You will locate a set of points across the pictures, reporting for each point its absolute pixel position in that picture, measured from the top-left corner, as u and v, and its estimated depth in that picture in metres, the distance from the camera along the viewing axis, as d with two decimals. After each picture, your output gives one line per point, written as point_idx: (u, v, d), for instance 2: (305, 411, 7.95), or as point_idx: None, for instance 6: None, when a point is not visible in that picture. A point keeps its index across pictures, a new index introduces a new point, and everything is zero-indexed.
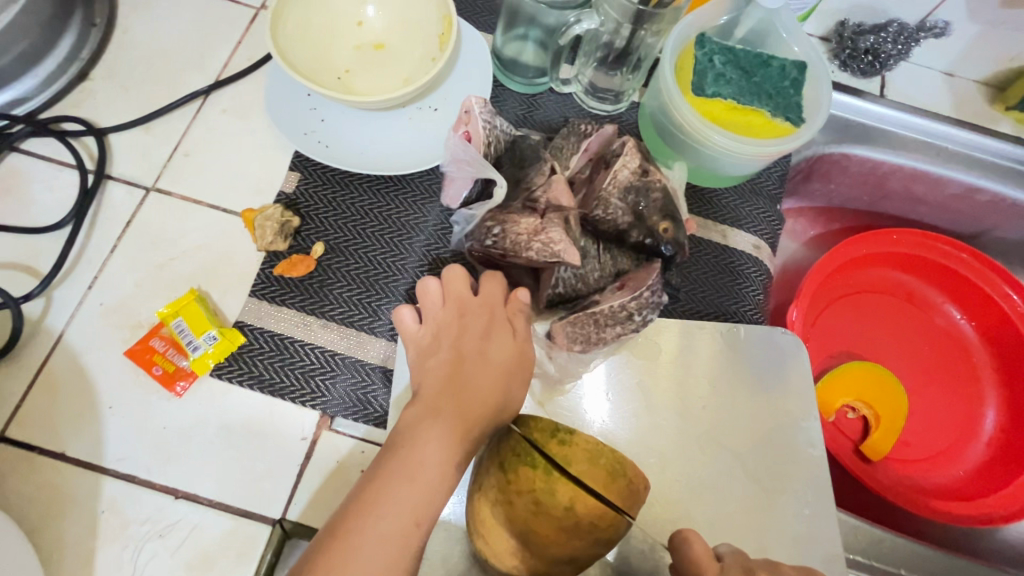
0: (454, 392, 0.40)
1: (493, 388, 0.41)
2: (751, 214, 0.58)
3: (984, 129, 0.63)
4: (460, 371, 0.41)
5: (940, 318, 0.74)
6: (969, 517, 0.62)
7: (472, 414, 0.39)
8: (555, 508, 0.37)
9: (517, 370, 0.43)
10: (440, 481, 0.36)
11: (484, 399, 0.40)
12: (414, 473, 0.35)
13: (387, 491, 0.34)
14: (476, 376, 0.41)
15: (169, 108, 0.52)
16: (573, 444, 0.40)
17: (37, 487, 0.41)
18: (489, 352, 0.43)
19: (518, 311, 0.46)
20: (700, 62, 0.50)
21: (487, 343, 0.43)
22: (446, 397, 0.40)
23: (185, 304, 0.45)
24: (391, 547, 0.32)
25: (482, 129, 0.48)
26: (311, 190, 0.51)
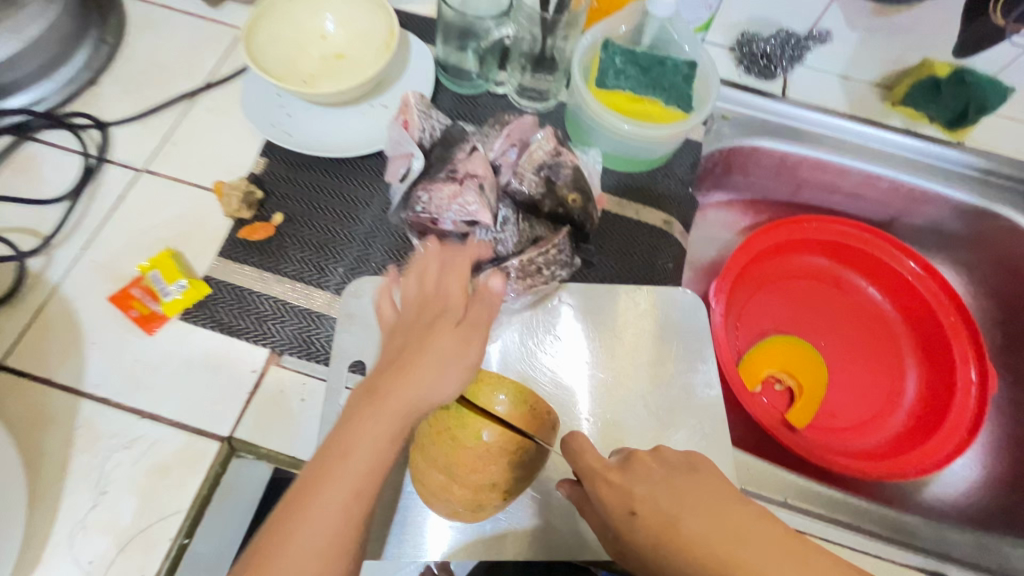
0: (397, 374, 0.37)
1: (438, 371, 0.37)
2: (665, 195, 0.65)
3: (876, 123, 0.71)
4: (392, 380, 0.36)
5: (862, 300, 0.79)
6: (893, 474, 0.64)
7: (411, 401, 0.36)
8: (468, 438, 0.44)
9: (463, 352, 0.38)
10: (379, 462, 0.35)
11: (428, 379, 0.36)
12: (348, 456, 0.35)
13: (325, 477, 0.35)
14: (415, 371, 0.36)
15: (163, 106, 0.62)
16: (479, 379, 0.47)
17: (27, 405, 0.48)
18: (425, 363, 0.37)
19: (482, 300, 0.41)
20: (603, 61, 0.59)
21: (433, 328, 0.38)
22: (384, 379, 0.37)
23: (162, 260, 0.54)
24: (333, 527, 0.34)
25: (418, 118, 0.56)
26: (276, 171, 0.60)
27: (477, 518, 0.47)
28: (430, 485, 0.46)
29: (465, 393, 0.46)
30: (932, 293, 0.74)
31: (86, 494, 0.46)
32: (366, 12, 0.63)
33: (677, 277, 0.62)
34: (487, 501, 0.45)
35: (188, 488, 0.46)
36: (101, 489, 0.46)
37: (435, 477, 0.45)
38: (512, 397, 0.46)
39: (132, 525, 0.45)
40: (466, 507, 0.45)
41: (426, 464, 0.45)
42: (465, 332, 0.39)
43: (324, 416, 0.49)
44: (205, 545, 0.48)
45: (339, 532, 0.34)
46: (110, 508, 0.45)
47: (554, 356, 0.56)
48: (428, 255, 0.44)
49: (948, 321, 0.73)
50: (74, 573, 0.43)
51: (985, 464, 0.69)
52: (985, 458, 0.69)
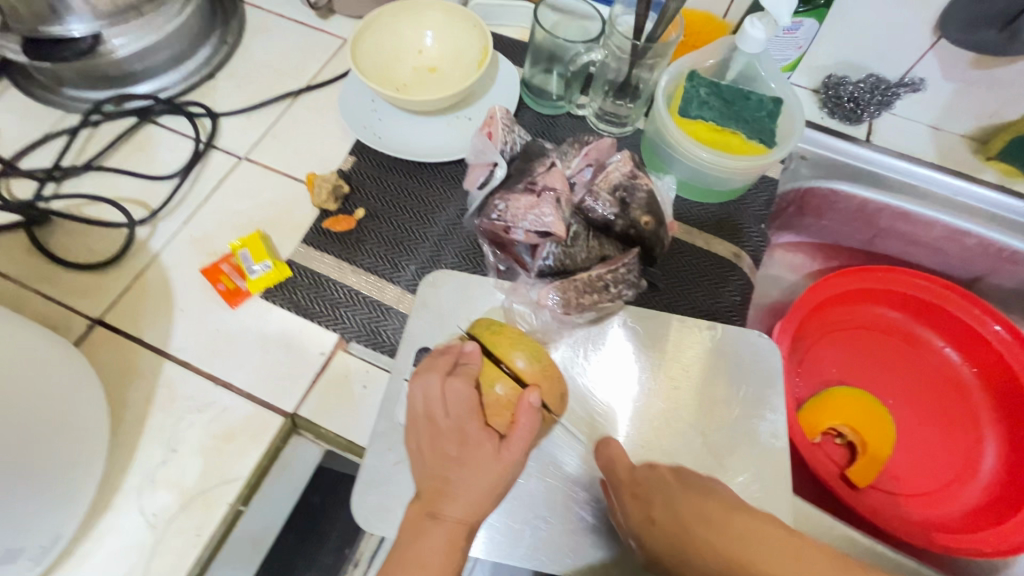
0: (443, 498, 0.39)
1: (484, 485, 0.40)
2: (736, 228, 0.65)
3: (966, 175, 0.68)
4: (441, 409, 0.42)
5: (935, 361, 0.75)
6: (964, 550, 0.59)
7: (461, 530, 0.38)
8: (490, 377, 0.44)
9: (502, 458, 0.41)
10: (456, 538, 0.38)
11: (474, 500, 0.39)
12: (422, 562, 0.37)
13: None
14: (452, 507, 0.39)
15: (267, 103, 0.68)
16: (502, 331, 0.48)
17: (118, 359, 0.52)
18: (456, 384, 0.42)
19: (526, 414, 0.42)
20: (688, 91, 0.60)
21: (465, 466, 0.40)
22: (436, 506, 0.39)
23: (251, 240, 0.57)
24: None
25: (501, 130, 0.58)
26: (362, 170, 0.63)
27: None
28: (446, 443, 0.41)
29: (489, 342, 0.47)
30: (1016, 358, 0.69)
31: (159, 449, 0.48)
32: (463, 30, 0.67)
33: (743, 311, 0.61)
34: None
35: (250, 457, 0.48)
36: (172, 447, 0.48)
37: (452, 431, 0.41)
38: (530, 354, 0.46)
39: (195, 486, 0.47)
40: None
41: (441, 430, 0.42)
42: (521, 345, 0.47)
43: (384, 405, 0.50)
44: (256, 517, 0.49)
45: None
46: (178, 466, 0.48)
47: (612, 376, 0.55)
48: (424, 370, 0.44)
49: None
50: (139, 522, 0.46)
51: None
52: None
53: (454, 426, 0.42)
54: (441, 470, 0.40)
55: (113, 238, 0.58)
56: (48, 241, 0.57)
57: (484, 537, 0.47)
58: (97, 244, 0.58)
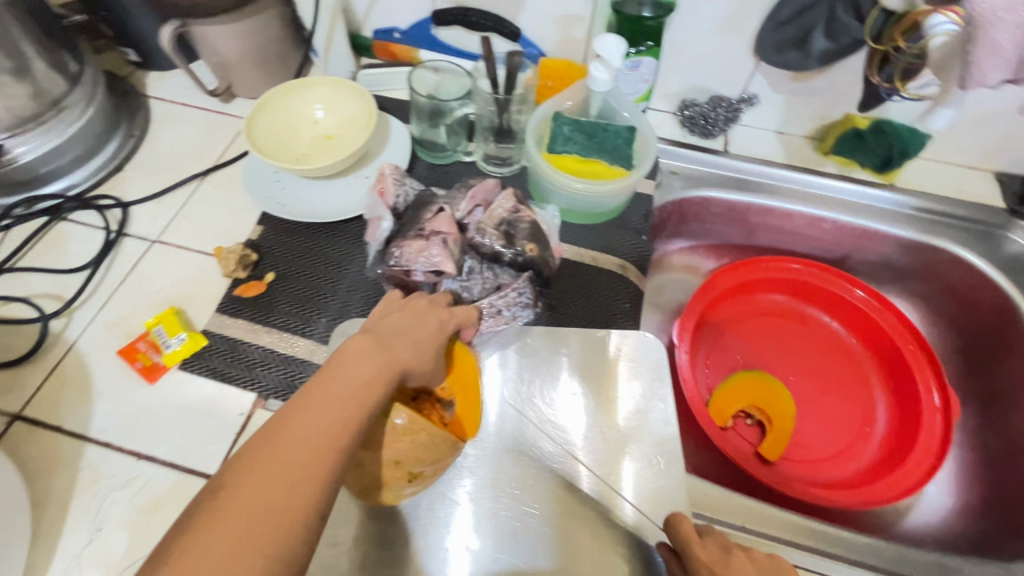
0: (335, 374, 0.37)
1: (377, 376, 0.38)
2: (620, 243, 0.72)
3: (812, 170, 0.78)
4: (335, 378, 0.37)
5: (823, 333, 0.83)
6: (868, 500, 0.65)
7: (353, 391, 0.36)
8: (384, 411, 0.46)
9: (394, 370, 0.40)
10: (337, 411, 0.35)
11: (368, 379, 0.37)
12: (290, 454, 0.32)
13: (238, 506, 0.30)
14: (344, 379, 0.37)
15: (175, 187, 0.72)
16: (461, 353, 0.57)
17: (39, 450, 0.54)
18: (359, 355, 0.38)
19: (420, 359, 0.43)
20: (553, 130, 0.68)
21: (365, 351, 0.39)
22: (326, 379, 0.36)
23: (166, 316, 0.61)
24: (273, 523, 0.30)
25: (393, 187, 0.64)
26: (270, 237, 0.68)
27: (395, 496, 0.50)
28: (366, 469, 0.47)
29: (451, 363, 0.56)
30: (883, 317, 0.78)
31: (84, 531, 0.50)
32: (349, 98, 0.74)
33: (634, 315, 0.67)
34: (396, 481, 0.48)
35: None
36: (97, 526, 0.50)
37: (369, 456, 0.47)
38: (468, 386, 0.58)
39: (124, 559, 0.49)
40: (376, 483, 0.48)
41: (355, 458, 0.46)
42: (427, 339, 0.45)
43: None
44: None
45: (280, 518, 0.30)
46: (104, 543, 0.49)
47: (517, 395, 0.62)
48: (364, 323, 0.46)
49: (903, 343, 0.76)
50: None
51: (961, 490, 0.69)
52: (959, 484, 0.70)
53: (342, 398, 0.36)
54: (306, 434, 0.33)
55: (29, 334, 0.60)
56: None
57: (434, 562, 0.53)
58: (12, 342, 0.60)
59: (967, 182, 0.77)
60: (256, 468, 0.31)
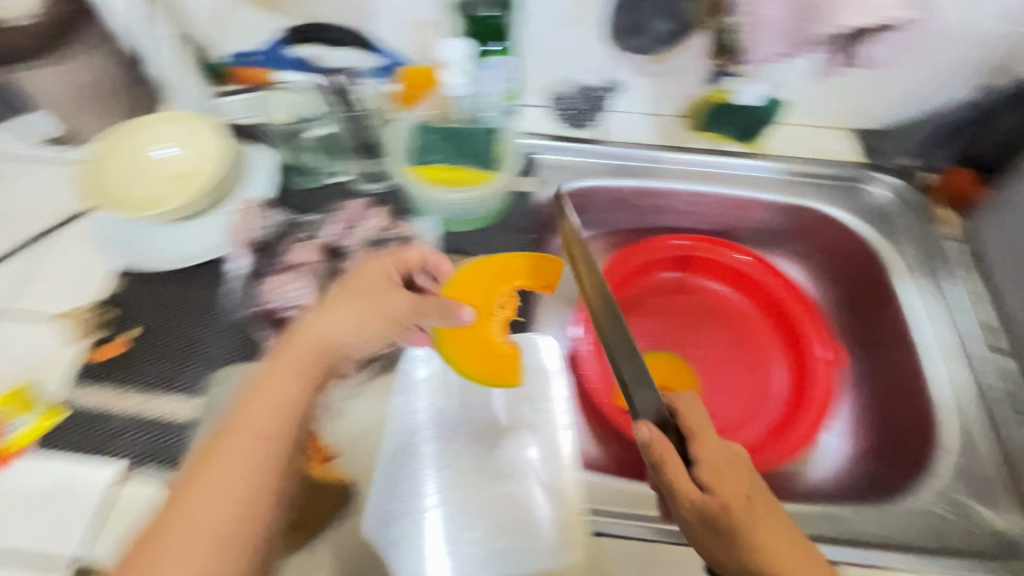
0: (274, 380, 0.44)
1: (301, 391, 0.44)
2: (504, 245, 0.72)
3: (685, 148, 0.80)
4: (254, 404, 0.42)
5: (719, 300, 0.85)
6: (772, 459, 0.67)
7: (279, 411, 0.42)
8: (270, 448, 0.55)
9: (342, 351, 0.49)
10: (277, 422, 0.42)
11: (298, 382, 0.44)
12: (233, 453, 0.39)
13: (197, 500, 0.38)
14: (280, 381, 0.44)
15: (17, 251, 0.66)
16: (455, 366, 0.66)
17: None
18: (340, 319, 0.49)
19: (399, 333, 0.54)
20: (415, 142, 0.68)
21: (318, 352, 0.47)
22: (270, 386, 0.43)
23: (14, 396, 0.56)
24: (231, 504, 0.38)
25: (256, 225, 0.66)
26: (129, 290, 0.63)
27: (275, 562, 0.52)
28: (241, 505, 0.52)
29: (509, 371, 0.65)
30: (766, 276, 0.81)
31: None
32: (198, 134, 0.69)
33: None
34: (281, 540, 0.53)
35: None
36: None
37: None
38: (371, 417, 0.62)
39: None
40: None
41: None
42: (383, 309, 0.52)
43: None
44: None
45: (237, 504, 0.38)
46: None
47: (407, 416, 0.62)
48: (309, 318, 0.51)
49: (788, 298, 0.79)
50: None
51: (856, 436, 0.72)
52: (854, 431, 0.72)
53: (277, 404, 0.43)
54: (240, 463, 0.39)
55: None
56: None
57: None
58: None
59: (826, 141, 0.79)
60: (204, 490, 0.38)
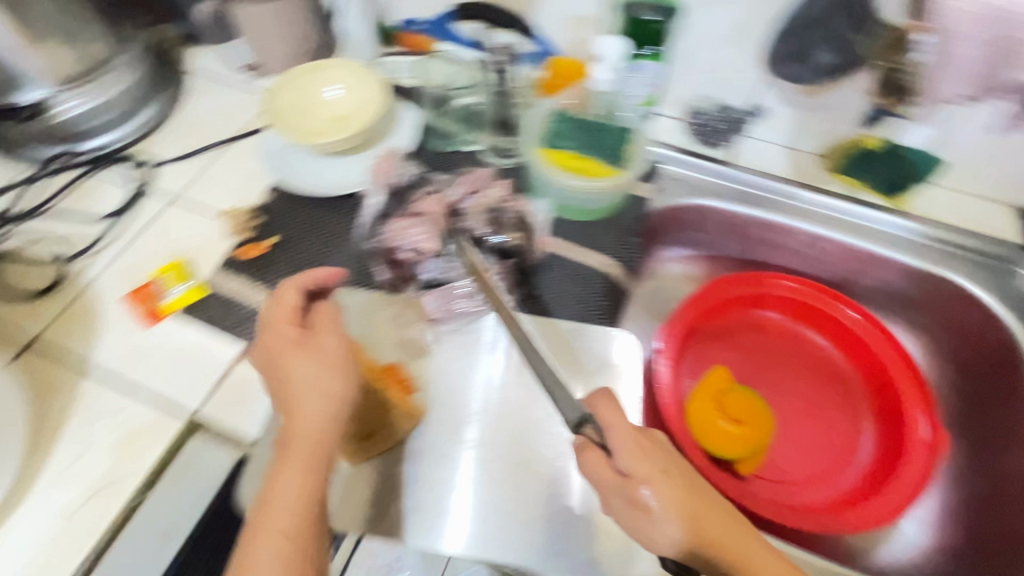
0: (284, 462, 0.47)
1: (305, 481, 0.46)
2: (609, 242, 0.73)
3: (820, 188, 0.76)
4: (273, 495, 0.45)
5: (809, 348, 0.81)
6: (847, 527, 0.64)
7: (293, 463, 0.46)
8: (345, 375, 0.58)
9: (321, 451, 0.48)
10: (300, 496, 0.45)
11: (297, 482, 0.46)
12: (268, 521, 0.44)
13: (262, 536, 0.44)
14: (292, 459, 0.46)
15: (200, 152, 0.78)
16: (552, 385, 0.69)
17: (44, 375, 0.59)
18: (308, 394, 0.49)
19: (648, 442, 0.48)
20: (551, 125, 0.70)
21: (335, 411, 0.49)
22: (283, 458, 0.47)
23: (173, 269, 0.67)
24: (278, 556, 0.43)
25: (394, 168, 0.71)
26: (277, 207, 0.73)
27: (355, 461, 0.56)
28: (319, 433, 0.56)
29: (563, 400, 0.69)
30: (870, 335, 0.76)
31: (71, 449, 0.55)
32: (364, 83, 0.78)
33: (613, 315, 0.68)
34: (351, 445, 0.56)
35: (151, 450, 0.55)
36: (83, 446, 0.55)
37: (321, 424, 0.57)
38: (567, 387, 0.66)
39: (102, 478, 0.53)
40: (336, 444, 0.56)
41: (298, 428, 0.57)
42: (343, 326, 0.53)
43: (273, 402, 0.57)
44: None
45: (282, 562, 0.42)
46: (87, 461, 0.54)
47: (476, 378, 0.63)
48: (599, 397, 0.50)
49: (891, 363, 0.74)
50: (49, 512, 0.52)
51: (936, 529, 0.68)
52: (936, 525, 0.69)
53: (289, 494, 0.45)
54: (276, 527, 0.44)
55: (54, 271, 0.67)
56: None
57: (405, 511, 0.56)
58: (40, 276, 0.66)
59: (979, 214, 0.74)
60: (271, 509, 0.45)
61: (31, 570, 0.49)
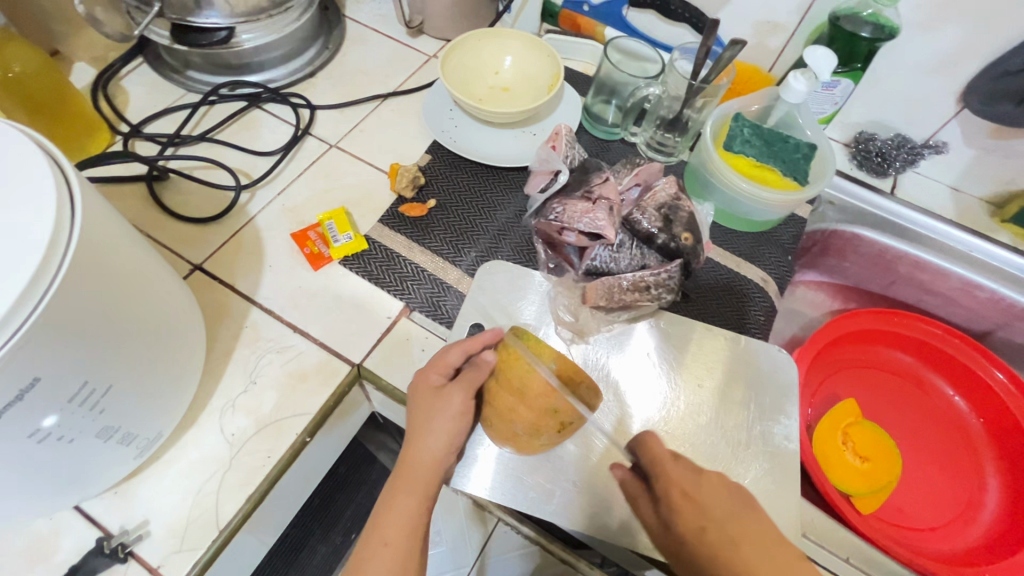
0: (400, 481, 0.48)
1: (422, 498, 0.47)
2: (764, 256, 0.72)
3: (984, 234, 0.74)
4: (390, 501, 0.47)
5: (939, 401, 0.79)
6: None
7: (416, 487, 0.47)
8: (546, 359, 0.54)
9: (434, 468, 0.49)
10: (417, 506, 0.47)
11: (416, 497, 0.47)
12: (392, 527, 0.45)
13: (382, 531, 0.45)
14: (407, 481, 0.48)
15: (358, 102, 0.77)
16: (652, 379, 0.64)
17: (212, 302, 0.59)
18: (437, 429, 0.49)
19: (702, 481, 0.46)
20: (732, 129, 0.68)
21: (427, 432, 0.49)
22: (400, 479, 0.48)
23: (336, 214, 0.65)
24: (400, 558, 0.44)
25: (566, 144, 0.67)
26: (435, 167, 0.71)
27: (533, 446, 0.53)
28: (497, 408, 0.51)
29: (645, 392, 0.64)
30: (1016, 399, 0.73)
31: (240, 381, 0.55)
32: (537, 58, 0.76)
33: (765, 329, 0.67)
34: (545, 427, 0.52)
35: (319, 396, 0.55)
36: (253, 379, 0.55)
37: (503, 401, 0.51)
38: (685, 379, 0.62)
39: (270, 414, 0.53)
40: (525, 429, 0.51)
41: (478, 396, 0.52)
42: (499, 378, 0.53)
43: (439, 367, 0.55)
44: (312, 452, 0.55)
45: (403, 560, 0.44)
46: (256, 395, 0.54)
47: (628, 368, 0.61)
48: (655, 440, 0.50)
49: None
50: (218, 439, 0.52)
51: None
52: None
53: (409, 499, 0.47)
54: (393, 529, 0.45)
55: (218, 200, 0.66)
56: (163, 195, 0.66)
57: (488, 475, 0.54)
58: (204, 203, 0.66)
59: None
60: (388, 511, 0.46)
61: (198, 496, 0.49)
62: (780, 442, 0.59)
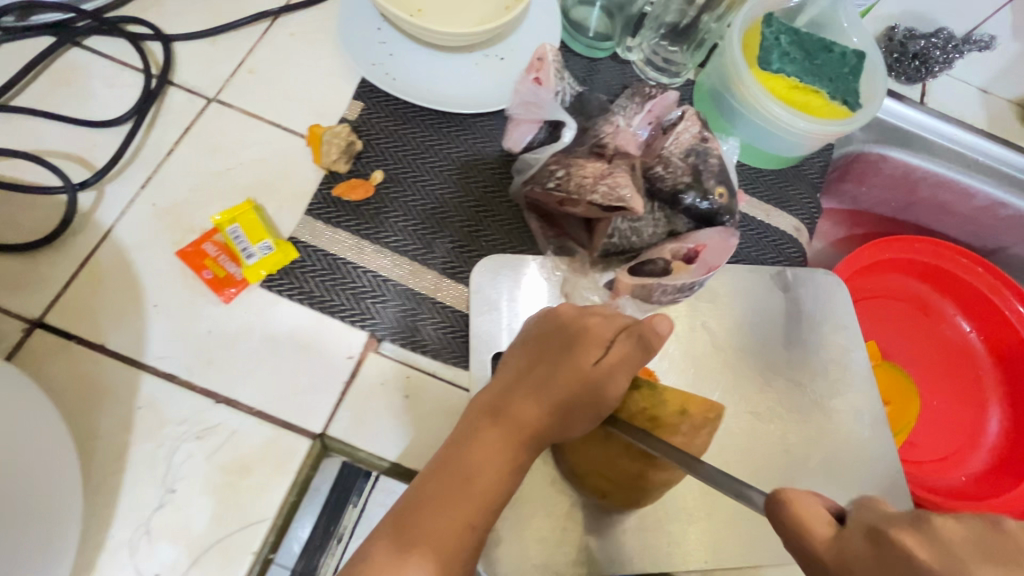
0: (435, 499, 0.33)
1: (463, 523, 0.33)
2: (793, 198, 0.59)
3: (1013, 145, 0.66)
4: (417, 522, 0.32)
5: (949, 330, 0.75)
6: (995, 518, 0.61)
7: (455, 510, 0.33)
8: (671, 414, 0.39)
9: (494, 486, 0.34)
10: (456, 539, 0.32)
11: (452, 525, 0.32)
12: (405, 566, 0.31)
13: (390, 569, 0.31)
14: (443, 498, 0.33)
15: (238, 25, 0.52)
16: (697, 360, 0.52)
17: (76, 377, 0.39)
18: (499, 438, 0.35)
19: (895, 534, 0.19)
20: (767, 39, 0.52)
21: (483, 438, 0.35)
22: (433, 494, 0.33)
23: (242, 213, 0.44)
24: None
25: (555, 76, 0.48)
26: (373, 119, 0.51)
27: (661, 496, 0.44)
28: (615, 478, 0.41)
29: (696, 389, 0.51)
30: None
31: (151, 492, 0.37)
32: None
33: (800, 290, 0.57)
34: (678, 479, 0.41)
35: (272, 494, 0.39)
36: (169, 486, 0.38)
37: (625, 469, 0.40)
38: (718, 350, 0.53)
39: (207, 534, 0.37)
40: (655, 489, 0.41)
41: (581, 464, 0.42)
42: (590, 408, 0.35)
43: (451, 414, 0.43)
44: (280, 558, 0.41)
45: None
46: (180, 510, 0.37)
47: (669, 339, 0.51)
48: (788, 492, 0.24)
49: None
50: None
51: None
52: None
53: (445, 525, 0.32)
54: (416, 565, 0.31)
55: (45, 208, 0.43)
56: None
57: None
58: (20, 216, 0.43)
59: None
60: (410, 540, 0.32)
61: None
62: (839, 429, 0.51)
